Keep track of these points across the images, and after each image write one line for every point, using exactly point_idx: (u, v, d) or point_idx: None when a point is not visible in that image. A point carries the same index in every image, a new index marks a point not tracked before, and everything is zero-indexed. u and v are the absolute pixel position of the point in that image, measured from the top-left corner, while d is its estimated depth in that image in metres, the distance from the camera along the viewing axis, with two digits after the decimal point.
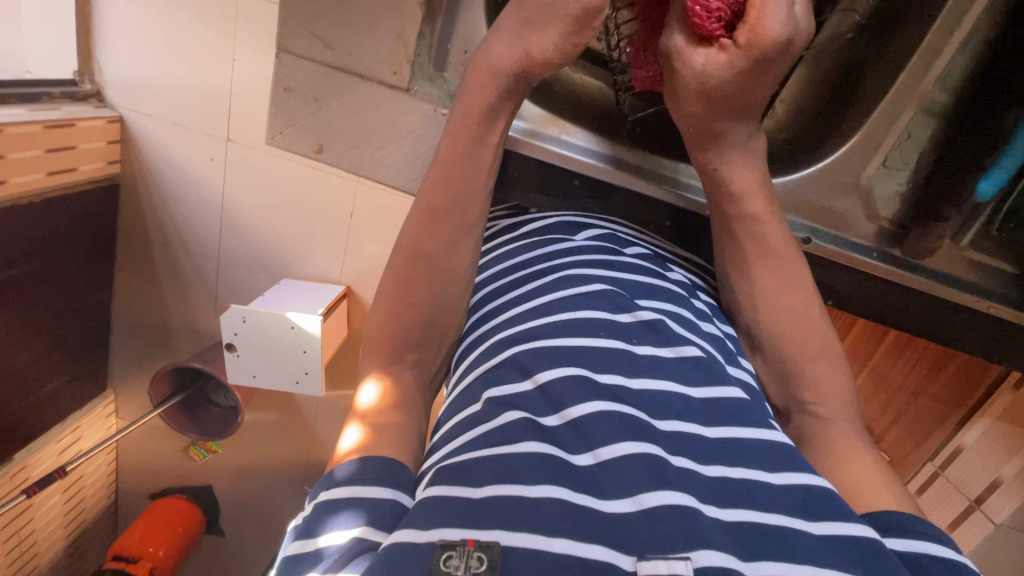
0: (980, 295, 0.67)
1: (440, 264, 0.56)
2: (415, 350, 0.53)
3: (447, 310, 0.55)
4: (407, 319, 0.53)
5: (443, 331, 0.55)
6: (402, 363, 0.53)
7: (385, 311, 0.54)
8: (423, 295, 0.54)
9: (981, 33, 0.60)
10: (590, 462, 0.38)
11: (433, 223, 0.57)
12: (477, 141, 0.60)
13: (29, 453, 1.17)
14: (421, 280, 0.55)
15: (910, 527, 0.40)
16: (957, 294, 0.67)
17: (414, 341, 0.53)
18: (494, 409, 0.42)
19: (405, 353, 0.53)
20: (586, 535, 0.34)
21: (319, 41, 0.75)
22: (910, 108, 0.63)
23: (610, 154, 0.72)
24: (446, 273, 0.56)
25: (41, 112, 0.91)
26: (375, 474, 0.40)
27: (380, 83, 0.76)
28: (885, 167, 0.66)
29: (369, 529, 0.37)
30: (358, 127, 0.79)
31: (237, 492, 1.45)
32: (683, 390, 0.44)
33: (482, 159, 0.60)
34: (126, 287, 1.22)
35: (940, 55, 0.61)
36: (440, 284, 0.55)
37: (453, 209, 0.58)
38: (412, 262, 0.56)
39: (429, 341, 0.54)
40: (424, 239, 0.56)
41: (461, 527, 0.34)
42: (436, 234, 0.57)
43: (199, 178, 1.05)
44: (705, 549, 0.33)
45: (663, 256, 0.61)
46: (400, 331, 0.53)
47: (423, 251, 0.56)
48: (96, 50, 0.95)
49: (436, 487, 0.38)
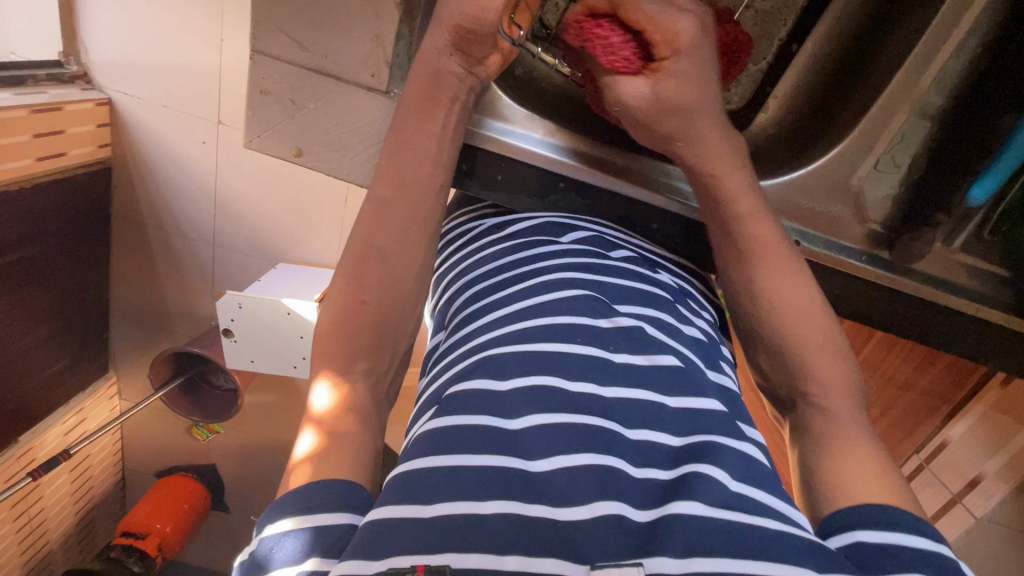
0: (974, 299, 0.67)
1: (393, 258, 0.54)
2: (365, 358, 0.49)
3: (405, 312, 0.53)
4: (358, 321, 0.50)
5: (396, 338, 0.53)
6: (352, 373, 0.48)
7: (336, 314, 0.50)
8: (374, 292, 0.51)
9: (979, 34, 0.58)
10: (546, 469, 0.38)
11: (385, 212, 0.55)
12: (434, 132, 0.58)
13: (34, 434, 1.19)
14: (372, 277, 0.52)
15: (877, 516, 0.39)
16: (950, 297, 0.66)
17: (365, 346, 0.50)
18: (455, 410, 0.41)
19: (354, 362, 0.49)
20: (537, 549, 0.34)
21: (293, 42, 0.63)
22: (905, 110, 0.61)
23: (591, 155, 0.68)
24: (401, 271, 0.54)
25: (27, 97, 0.92)
26: (325, 499, 0.38)
27: (357, 86, 0.65)
28: (877, 170, 0.65)
29: (320, 560, 0.35)
30: (337, 130, 0.67)
31: (240, 471, 1.49)
32: (659, 399, 0.44)
33: (425, 150, 0.58)
34: (123, 271, 1.24)
35: (939, 54, 0.59)
36: (394, 278, 0.53)
37: (399, 203, 0.56)
38: (363, 258, 0.53)
39: (382, 347, 0.51)
40: (376, 231, 0.54)
41: (411, 553, 0.34)
42: (389, 224, 0.55)
43: (191, 163, 1.06)
44: (659, 555, 0.33)
45: (650, 259, 0.60)
46: (349, 336, 0.49)
47: (376, 244, 0.54)
48: (80, 33, 0.95)
49: (385, 508, 0.36)
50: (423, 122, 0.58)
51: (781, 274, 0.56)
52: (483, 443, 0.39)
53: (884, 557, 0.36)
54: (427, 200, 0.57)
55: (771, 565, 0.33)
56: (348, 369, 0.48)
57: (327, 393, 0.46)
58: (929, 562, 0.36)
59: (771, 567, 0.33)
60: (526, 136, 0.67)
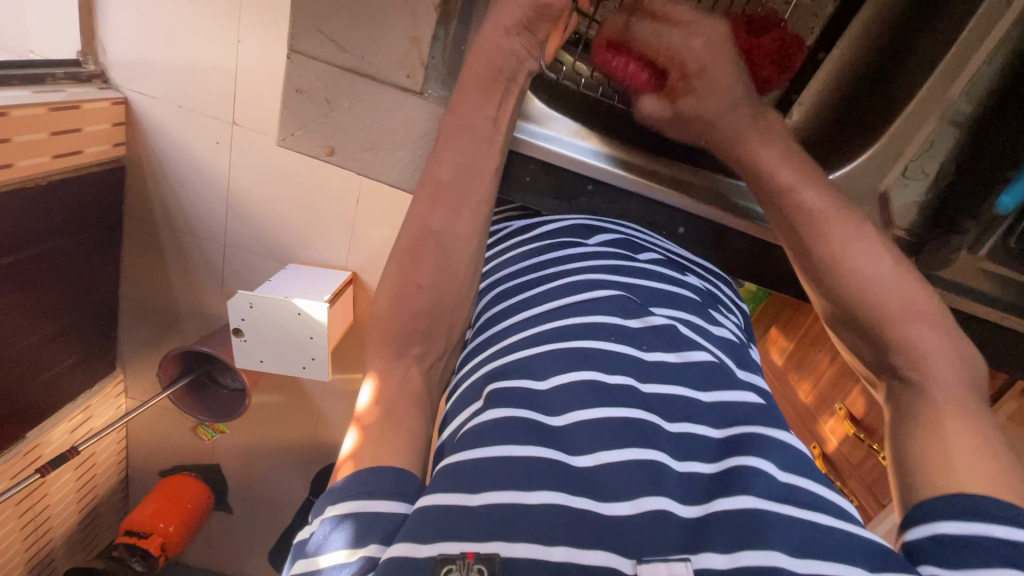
0: (998, 307, 0.67)
1: (449, 242, 0.55)
2: (420, 342, 0.50)
3: (453, 303, 0.53)
4: (412, 305, 0.50)
5: (451, 324, 0.53)
6: (407, 356, 0.49)
7: (392, 293, 0.51)
8: (430, 276, 0.52)
9: (1009, 44, 0.58)
10: (590, 464, 0.38)
11: (442, 197, 0.56)
12: (461, 132, 0.58)
13: (40, 432, 1.20)
14: (428, 260, 0.53)
15: (960, 508, 0.38)
16: (969, 304, 0.67)
17: (421, 331, 0.50)
18: (495, 404, 0.42)
19: (409, 346, 0.49)
20: (586, 542, 0.34)
21: (330, 41, 0.64)
22: (933, 117, 0.61)
23: (621, 158, 0.68)
24: (454, 253, 0.54)
25: (46, 95, 0.93)
26: (379, 487, 0.38)
27: (392, 87, 0.66)
28: (904, 177, 0.65)
29: (374, 547, 0.36)
30: (370, 130, 0.67)
31: (244, 472, 1.49)
32: (692, 393, 0.44)
33: (482, 133, 0.59)
34: (134, 270, 1.24)
35: (971, 61, 0.58)
36: (444, 258, 0.54)
37: (439, 202, 0.56)
38: (421, 239, 0.54)
39: (436, 331, 0.51)
40: (432, 211, 0.55)
41: (460, 540, 0.34)
42: (443, 208, 0.56)
43: (205, 163, 1.07)
44: (705, 552, 0.34)
45: (676, 262, 0.60)
46: (405, 320, 0.50)
47: (431, 226, 0.55)
48: (100, 33, 0.96)
49: (433, 495, 0.37)
50: (454, 124, 0.58)
51: (823, 274, 0.57)
52: (526, 436, 0.39)
53: (964, 553, 0.36)
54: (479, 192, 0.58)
55: (811, 562, 0.33)
56: (405, 351, 0.49)
57: (368, 392, 0.46)
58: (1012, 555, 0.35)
59: (817, 565, 0.33)
60: (555, 137, 0.66)
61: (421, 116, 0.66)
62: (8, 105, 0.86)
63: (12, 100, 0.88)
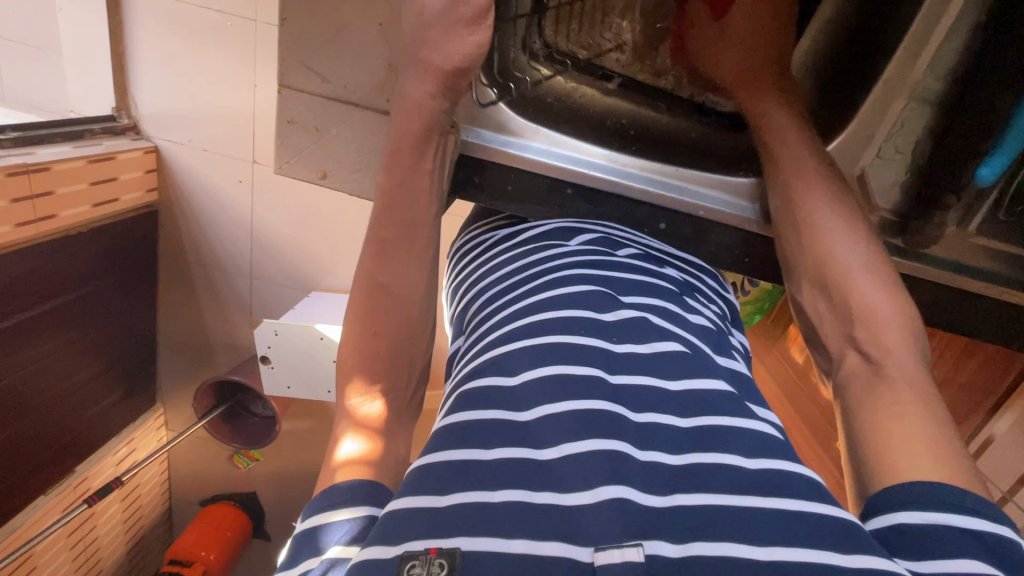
0: (994, 280, 0.67)
1: (396, 290, 0.59)
2: (384, 379, 0.54)
3: (418, 341, 0.58)
4: (385, 341, 0.56)
5: (412, 355, 0.58)
6: (375, 391, 0.53)
7: (352, 344, 0.56)
8: (385, 322, 0.57)
9: (970, 17, 0.58)
10: (554, 457, 0.40)
11: (386, 251, 0.61)
12: (428, 160, 0.63)
13: (89, 465, 1.27)
14: (384, 311, 0.58)
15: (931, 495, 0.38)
16: (960, 278, 0.67)
17: (383, 368, 0.55)
18: (467, 406, 0.44)
19: (375, 382, 0.54)
20: (542, 534, 0.35)
21: (317, 75, 0.67)
22: (902, 98, 0.62)
23: (608, 162, 0.70)
24: (404, 297, 0.59)
25: (84, 149, 1.02)
26: (348, 497, 0.42)
27: (375, 113, 0.69)
28: (880, 159, 0.65)
29: (345, 548, 0.38)
30: (361, 157, 0.71)
31: (280, 498, 1.53)
32: (662, 382, 0.46)
33: (421, 185, 0.63)
34: (168, 307, 1.32)
35: (930, 39, 0.59)
36: (400, 309, 0.58)
37: (404, 234, 0.62)
38: (370, 293, 0.59)
39: (398, 369, 0.56)
40: (378, 268, 0.60)
41: (425, 536, 0.36)
42: (410, 251, 0.61)
43: (227, 200, 1.14)
44: (654, 540, 0.34)
45: (655, 256, 0.61)
46: (371, 356, 0.55)
47: (378, 280, 0.60)
48: (131, 89, 1.05)
49: (401, 500, 0.39)
50: (420, 152, 0.62)
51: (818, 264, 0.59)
52: (495, 436, 0.41)
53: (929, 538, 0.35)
54: (423, 234, 0.62)
55: (765, 549, 0.34)
56: (372, 384, 0.54)
57: (370, 405, 0.52)
58: (993, 545, 0.34)
59: (786, 552, 0.33)
60: (536, 148, 0.69)
61: None
62: (50, 161, 0.95)
63: (55, 156, 0.97)
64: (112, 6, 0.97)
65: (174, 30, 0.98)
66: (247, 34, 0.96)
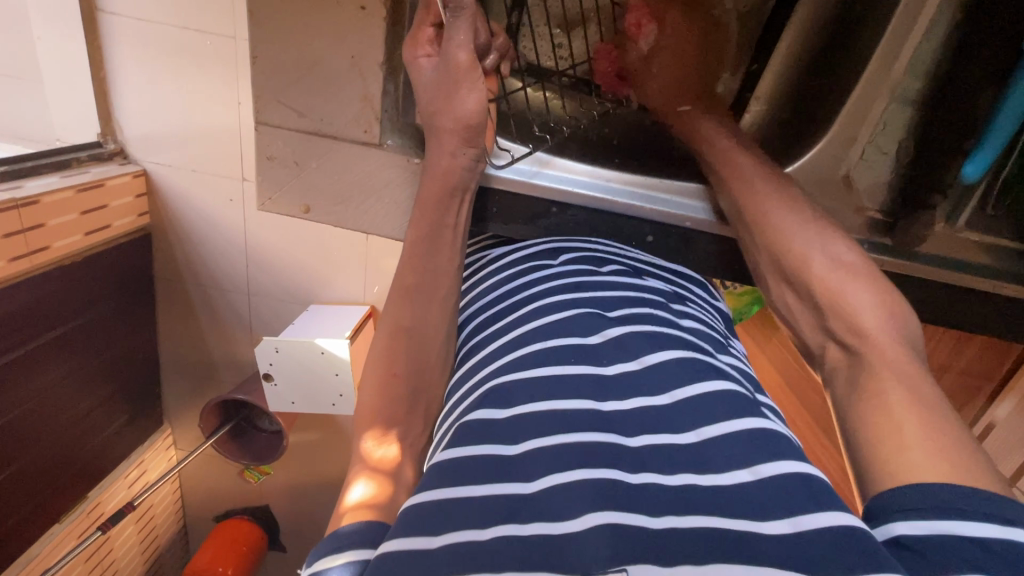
0: (971, 271, 0.83)
1: (421, 330, 0.63)
2: (397, 425, 0.57)
3: (432, 376, 0.61)
4: (396, 391, 0.59)
5: (429, 399, 0.60)
6: (390, 436, 0.56)
7: (374, 391, 0.59)
8: (406, 366, 0.60)
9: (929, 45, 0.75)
10: (540, 489, 0.40)
11: (411, 294, 0.65)
12: (451, 215, 0.72)
13: (101, 489, 1.27)
14: (404, 352, 0.61)
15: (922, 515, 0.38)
16: (940, 271, 0.83)
17: (400, 415, 0.57)
18: (458, 441, 0.44)
19: (390, 429, 0.56)
20: (530, 565, 0.35)
21: (293, 111, 0.87)
22: (882, 103, 0.79)
23: (601, 182, 0.86)
24: (429, 332, 0.63)
25: (72, 178, 1.01)
26: (351, 539, 0.43)
27: (352, 141, 0.89)
28: (865, 162, 0.83)
29: None
30: (337, 184, 0.92)
31: (293, 510, 1.54)
32: (651, 401, 0.46)
33: (445, 238, 0.71)
34: (168, 327, 1.32)
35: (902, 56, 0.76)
36: (421, 348, 0.61)
37: (425, 282, 0.67)
38: (396, 337, 0.62)
39: (413, 415, 0.59)
40: (402, 312, 0.64)
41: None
42: (417, 303, 0.65)
43: (220, 220, 1.14)
44: (641, 563, 0.35)
45: (638, 269, 0.65)
46: (387, 402, 0.58)
47: (404, 323, 0.63)
48: (116, 113, 1.04)
49: (395, 539, 0.39)
50: (443, 207, 0.72)
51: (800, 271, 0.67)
52: (481, 472, 0.41)
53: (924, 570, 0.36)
54: (442, 275, 0.68)
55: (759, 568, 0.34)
56: (387, 430, 0.56)
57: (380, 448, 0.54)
58: None
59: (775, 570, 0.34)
60: (553, 176, 0.85)
61: (389, 160, 0.90)
62: (39, 193, 0.94)
63: (43, 188, 0.96)
64: (90, 31, 0.96)
65: (155, 52, 0.97)
66: (228, 51, 0.95)
